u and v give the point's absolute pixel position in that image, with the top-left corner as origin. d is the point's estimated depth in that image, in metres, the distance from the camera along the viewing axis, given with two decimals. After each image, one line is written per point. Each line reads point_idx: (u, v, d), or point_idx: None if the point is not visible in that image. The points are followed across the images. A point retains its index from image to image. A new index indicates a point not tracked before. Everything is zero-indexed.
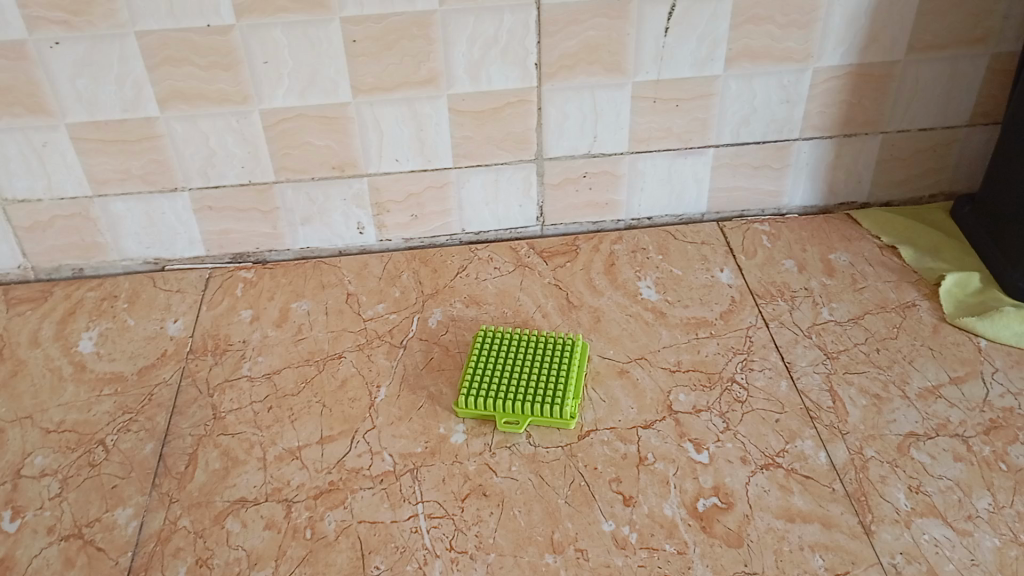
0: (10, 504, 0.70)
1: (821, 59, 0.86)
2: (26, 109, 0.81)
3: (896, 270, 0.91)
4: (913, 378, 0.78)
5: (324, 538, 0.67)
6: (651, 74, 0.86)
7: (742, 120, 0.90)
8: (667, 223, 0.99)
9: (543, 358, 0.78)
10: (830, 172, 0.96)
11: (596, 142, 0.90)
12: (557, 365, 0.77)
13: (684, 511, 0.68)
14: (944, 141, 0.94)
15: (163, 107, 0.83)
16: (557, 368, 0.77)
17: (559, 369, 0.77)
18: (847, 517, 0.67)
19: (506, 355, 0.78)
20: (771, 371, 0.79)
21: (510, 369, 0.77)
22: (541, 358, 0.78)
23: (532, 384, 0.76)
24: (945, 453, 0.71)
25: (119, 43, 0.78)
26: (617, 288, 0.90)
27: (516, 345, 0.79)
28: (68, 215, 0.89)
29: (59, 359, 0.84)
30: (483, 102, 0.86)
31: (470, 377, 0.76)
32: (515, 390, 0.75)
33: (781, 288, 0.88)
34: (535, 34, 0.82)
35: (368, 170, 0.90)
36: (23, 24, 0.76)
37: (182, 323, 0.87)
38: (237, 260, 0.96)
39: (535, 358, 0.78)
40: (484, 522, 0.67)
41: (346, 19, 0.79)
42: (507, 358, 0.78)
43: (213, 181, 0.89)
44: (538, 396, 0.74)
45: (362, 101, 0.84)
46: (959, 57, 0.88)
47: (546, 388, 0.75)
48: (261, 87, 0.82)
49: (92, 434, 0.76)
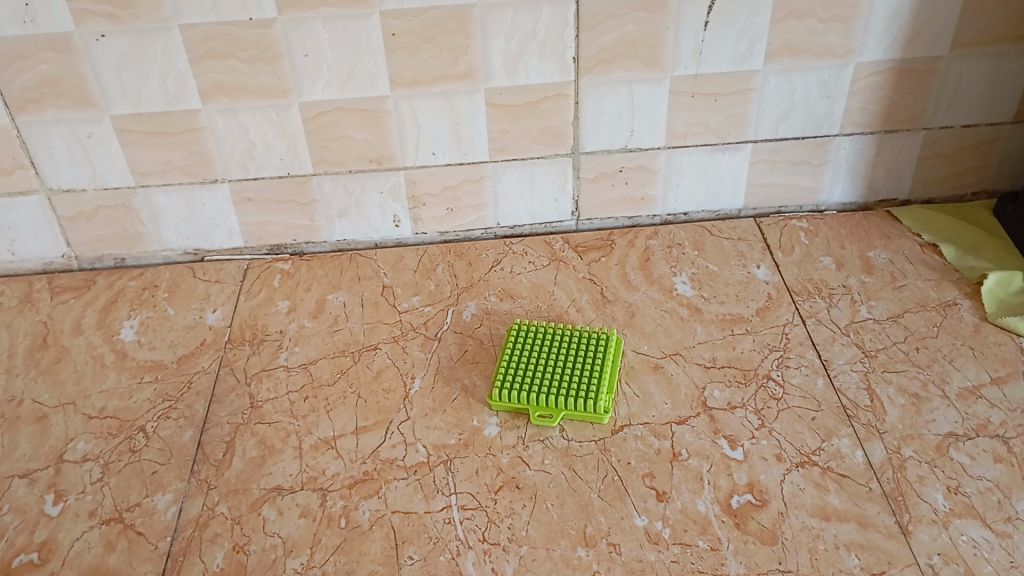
0: (52, 488, 0.72)
1: (863, 54, 0.85)
2: (71, 101, 0.83)
3: (936, 268, 0.89)
4: (953, 378, 0.77)
5: (358, 527, 0.67)
6: (689, 68, 0.85)
7: (782, 115, 0.89)
8: (703, 219, 0.98)
9: (572, 353, 0.78)
10: (870, 168, 0.95)
11: (633, 137, 0.90)
12: (586, 359, 0.77)
13: (717, 507, 0.67)
14: (988, 138, 0.93)
15: (205, 100, 0.84)
16: (587, 362, 0.77)
17: (590, 363, 0.77)
18: (884, 516, 0.66)
19: (536, 350, 0.79)
20: (807, 369, 0.78)
21: (541, 364, 0.77)
22: (570, 353, 0.78)
23: (564, 378, 0.76)
24: (985, 453, 0.70)
25: (163, 37, 0.79)
26: (651, 283, 0.89)
27: (546, 340, 0.79)
28: (111, 206, 0.91)
29: (102, 346, 0.86)
30: (520, 97, 0.86)
31: (502, 370, 0.77)
32: (547, 384, 0.75)
33: (818, 285, 0.87)
34: (573, 28, 0.82)
35: (404, 164, 0.90)
36: (70, 18, 0.77)
37: (220, 313, 0.89)
38: (274, 252, 0.97)
39: (564, 352, 0.78)
40: (517, 515, 0.68)
41: (385, 13, 0.79)
42: (538, 353, 0.78)
43: (252, 174, 0.90)
44: (572, 390, 0.74)
45: (400, 95, 0.85)
46: (1005, 53, 0.86)
47: (578, 381, 0.75)
48: (300, 81, 0.83)
49: (133, 421, 0.77)
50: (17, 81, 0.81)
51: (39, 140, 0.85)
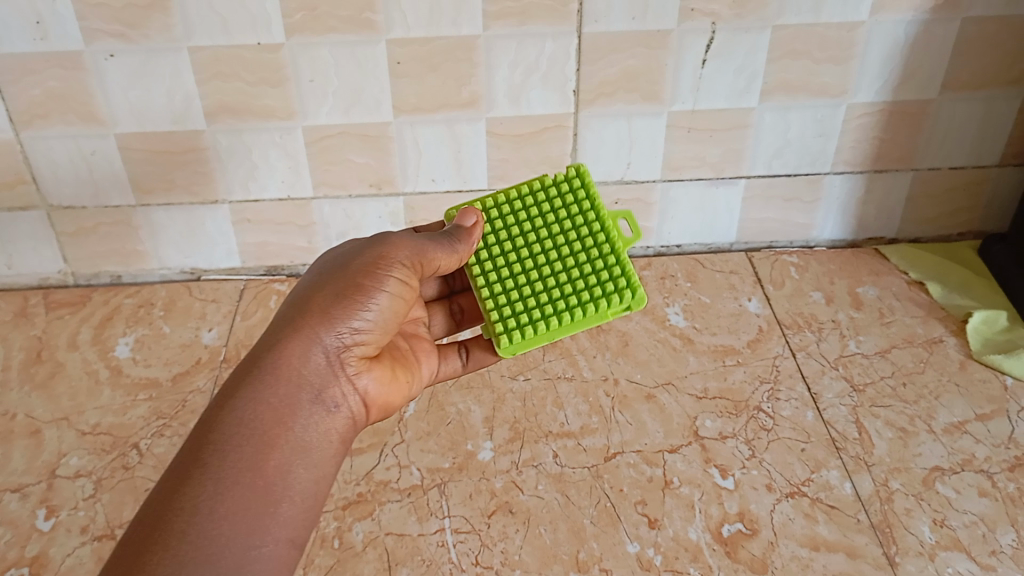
0: (45, 502, 0.72)
1: (856, 95, 0.88)
2: (76, 118, 0.83)
3: (923, 305, 0.91)
4: (940, 413, 0.78)
5: (352, 548, 0.68)
6: (687, 103, 0.87)
7: (776, 152, 0.91)
8: (696, 252, 1.00)
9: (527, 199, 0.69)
10: (860, 206, 0.97)
11: (630, 169, 0.92)
12: (554, 215, 0.68)
13: (708, 535, 0.68)
14: (976, 180, 0.95)
15: (210, 121, 0.85)
16: (556, 223, 0.68)
17: (564, 222, 0.68)
18: (872, 548, 0.67)
19: (482, 283, 0.66)
20: (797, 402, 0.80)
21: (520, 277, 0.66)
22: (522, 205, 0.69)
23: (571, 271, 0.65)
24: (971, 488, 0.71)
25: (172, 57, 0.80)
26: (645, 313, 0.91)
27: (473, 260, 0.67)
28: (110, 222, 0.91)
29: (96, 362, 0.86)
30: (521, 126, 0.88)
31: (501, 324, 0.64)
32: (569, 292, 0.64)
33: (808, 319, 0.89)
34: (576, 61, 0.83)
35: (404, 189, 0.92)
36: (81, 35, 0.78)
37: (216, 332, 0.89)
38: (271, 273, 0.97)
39: (512, 241, 0.68)
40: (510, 539, 0.68)
41: (393, 41, 0.81)
42: (486, 283, 0.67)
43: (253, 195, 0.91)
44: (606, 273, 0.64)
45: (403, 121, 0.86)
46: (993, 97, 0.89)
47: (590, 257, 0.66)
48: (305, 104, 0.84)
49: (127, 437, 0.77)
50: (24, 96, 0.82)
51: (41, 155, 0.86)
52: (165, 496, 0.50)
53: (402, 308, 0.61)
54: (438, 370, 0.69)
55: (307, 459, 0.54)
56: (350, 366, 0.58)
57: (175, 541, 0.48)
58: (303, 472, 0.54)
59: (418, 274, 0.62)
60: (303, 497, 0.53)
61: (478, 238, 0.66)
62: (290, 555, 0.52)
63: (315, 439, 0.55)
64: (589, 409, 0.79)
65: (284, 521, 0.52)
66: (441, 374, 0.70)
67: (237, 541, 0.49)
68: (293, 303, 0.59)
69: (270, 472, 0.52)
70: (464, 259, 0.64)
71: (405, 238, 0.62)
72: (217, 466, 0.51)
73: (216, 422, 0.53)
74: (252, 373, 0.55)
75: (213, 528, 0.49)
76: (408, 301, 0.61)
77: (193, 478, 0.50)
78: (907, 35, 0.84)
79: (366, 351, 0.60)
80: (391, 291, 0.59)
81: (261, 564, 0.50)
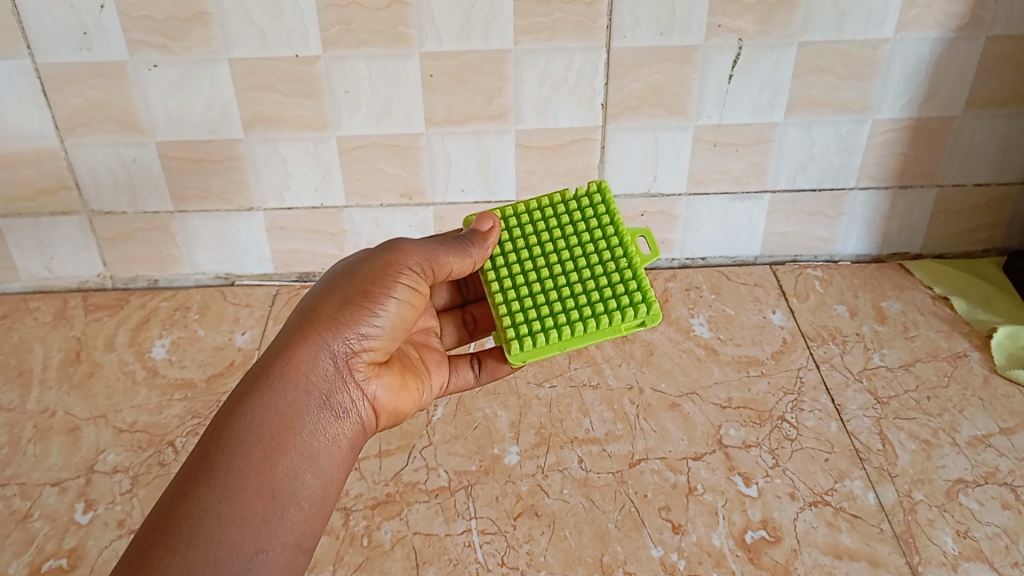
0: (83, 497, 0.74)
1: (880, 111, 0.89)
2: (118, 126, 0.86)
3: (947, 320, 0.92)
4: (963, 427, 0.79)
5: (380, 547, 0.69)
6: (712, 118, 0.89)
7: (800, 167, 0.93)
8: (720, 264, 1.01)
9: (550, 214, 0.71)
10: (884, 222, 0.98)
11: (656, 181, 0.93)
12: (573, 229, 0.70)
13: (731, 541, 0.69)
14: (999, 197, 0.96)
15: (246, 130, 0.87)
16: (574, 235, 0.69)
17: (582, 234, 0.69)
18: (894, 556, 0.67)
19: (494, 289, 0.68)
20: (821, 412, 0.80)
21: (534, 285, 0.67)
22: (542, 216, 0.71)
23: (588, 285, 0.66)
24: (994, 500, 0.72)
25: (211, 69, 0.83)
26: (669, 323, 0.92)
27: (488, 266, 0.69)
28: (148, 228, 0.94)
29: (133, 363, 0.88)
30: (549, 138, 0.90)
31: (512, 330, 0.65)
32: (583, 303, 0.65)
33: (832, 332, 0.90)
34: (603, 75, 0.85)
35: (433, 199, 0.94)
36: (125, 47, 0.81)
37: (249, 336, 0.91)
38: (303, 279, 1.00)
39: (528, 250, 0.69)
40: (536, 541, 0.69)
41: (424, 54, 0.83)
42: (498, 289, 0.68)
43: (286, 203, 0.93)
44: (622, 286, 0.65)
45: (433, 132, 0.88)
46: (1016, 115, 0.89)
47: (605, 269, 0.67)
48: (338, 116, 0.87)
49: (162, 436, 0.80)
50: (68, 104, 0.84)
51: (83, 161, 0.89)
52: (173, 501, 0.51)
53: (411, 315, 0.61)
54: (449, 381, 0.70)
55: (311, 465, 0.56)
56: (356, 372, 0.60)
57: (183, 547, 0.49)
58: (308, 478, 0.56)
59: (428, 279, 0.63)
60: (307, 502, 0.55)
61: (494, 242, 0.66)
62: (295, 558, 0.54)
63: (320, 446, 0.57)
64: (614, 416, 0.80)
65: (290, 526, 0.54)
66: (454, 386, 0.71)
67: (244, 547, 0.51)
68: (302, 308, 0.60)
69: (277, 478, 0.54)
70: (477, 264, 0.65)
71: (416, 242, 0.63)
72: (224, 471, 0.53)
73: (223, 428, 0.54)
74: (260, 380, 0.57)
75: (220, 534, 0.51)
76: (417, 307, 0.62)
77: (201, 482, 0.52)
78: (930, 52, 0.85)
79: (374, 358, 0.61)
80: (400, 299, 0.60)
81: (268, 568, 0.52)
